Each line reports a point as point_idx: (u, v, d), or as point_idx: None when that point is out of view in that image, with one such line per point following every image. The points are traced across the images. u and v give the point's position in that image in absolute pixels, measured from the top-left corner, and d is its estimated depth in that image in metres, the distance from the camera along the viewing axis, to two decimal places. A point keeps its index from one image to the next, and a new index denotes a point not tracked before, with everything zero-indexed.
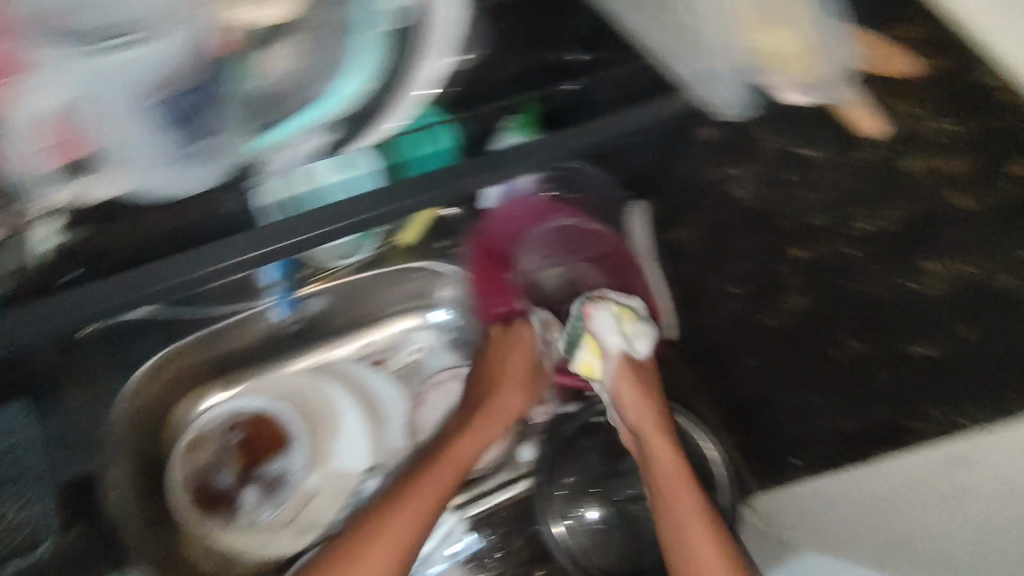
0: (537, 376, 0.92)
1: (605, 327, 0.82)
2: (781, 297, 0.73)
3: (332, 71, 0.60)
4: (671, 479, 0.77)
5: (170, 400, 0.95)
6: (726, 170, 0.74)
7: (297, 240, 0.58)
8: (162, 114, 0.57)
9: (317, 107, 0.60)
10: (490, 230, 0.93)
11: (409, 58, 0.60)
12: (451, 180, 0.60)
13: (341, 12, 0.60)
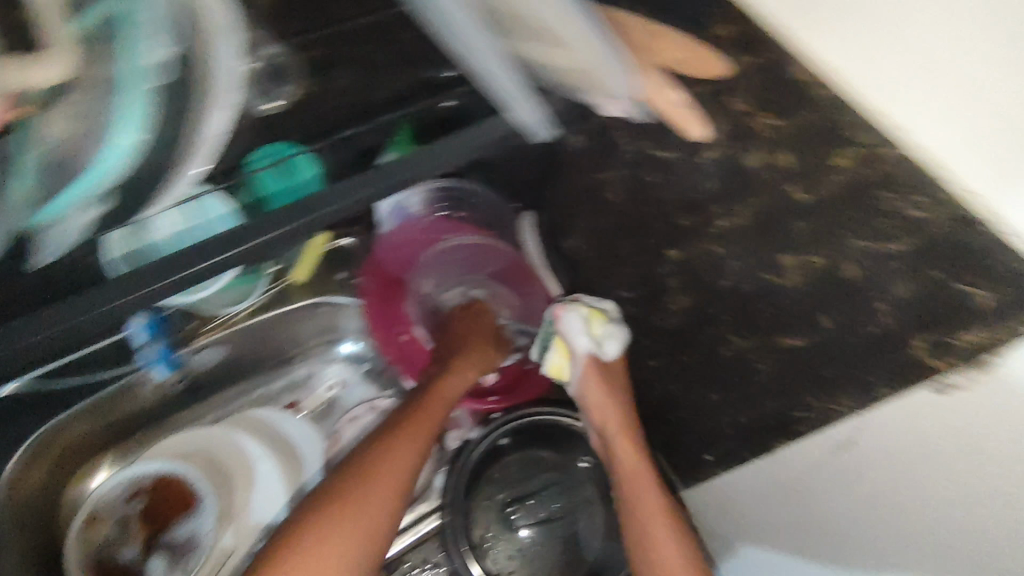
0: (497, 346, 0.88)
1: (573, 328, 0.78)
2: (666, 299, 0.70)
3: (103, 132, 0.52)
4: (633, 472, 0.74)
5: (63, 479, 0.89)
6: (598, 176, 0.71)
7: (114, 303, 0.49)
8: None
9: (91, 176, 0.52)
10: (384, 259, 0.90)
11: (190, 113, 0.53)
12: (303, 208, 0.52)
13: (107, 69, 0.53)
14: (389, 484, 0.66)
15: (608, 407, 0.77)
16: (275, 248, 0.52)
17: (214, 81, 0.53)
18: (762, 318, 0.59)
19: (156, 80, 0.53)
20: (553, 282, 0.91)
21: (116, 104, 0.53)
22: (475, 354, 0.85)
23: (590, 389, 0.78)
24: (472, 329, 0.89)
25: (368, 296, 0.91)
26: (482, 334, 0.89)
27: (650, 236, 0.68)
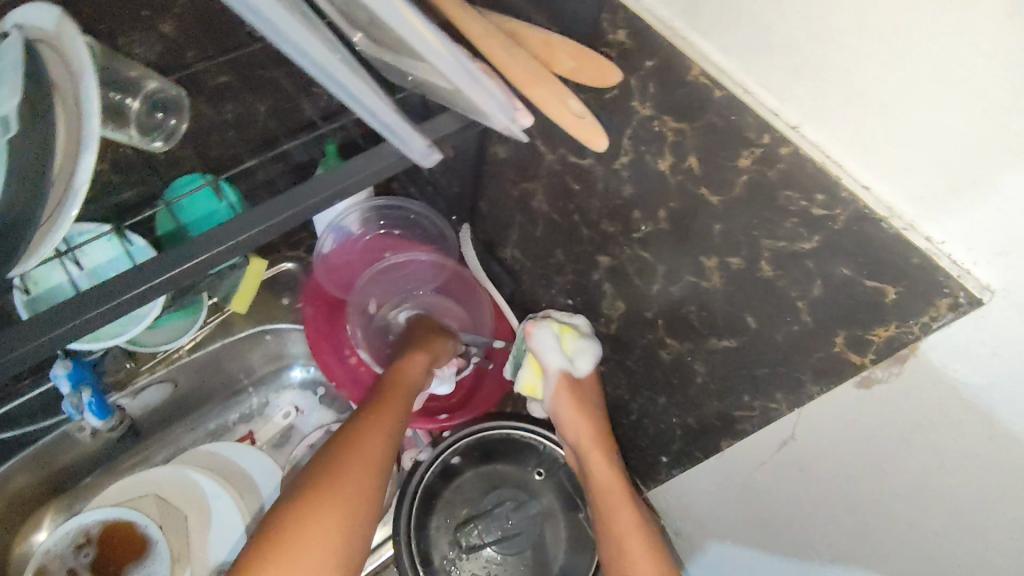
0: (449, 340, 0.84)
1: (544, 347, 0.74)
2: (601, 304, 0.69)
3: None
4: (607, 487, 0.73)
5: (7, 538, 0.85)
6: (523, 186, 0.70)
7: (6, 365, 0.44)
8: None
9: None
10: (323, 279, 0.89)
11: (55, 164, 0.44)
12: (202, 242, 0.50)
13: None
14: (365, 481, 0.62)
15: (582, 423, 0.74)
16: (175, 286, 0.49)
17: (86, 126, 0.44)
18: (694, 321, 0.58)
19: (9, 134, 0.43)
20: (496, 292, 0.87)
21: None
22: (429, 347, 0.80)
23: (564, 406, 0.75)
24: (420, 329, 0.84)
25: (308, 320, 0.89)
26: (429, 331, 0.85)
27: (580, 244, 0.66)
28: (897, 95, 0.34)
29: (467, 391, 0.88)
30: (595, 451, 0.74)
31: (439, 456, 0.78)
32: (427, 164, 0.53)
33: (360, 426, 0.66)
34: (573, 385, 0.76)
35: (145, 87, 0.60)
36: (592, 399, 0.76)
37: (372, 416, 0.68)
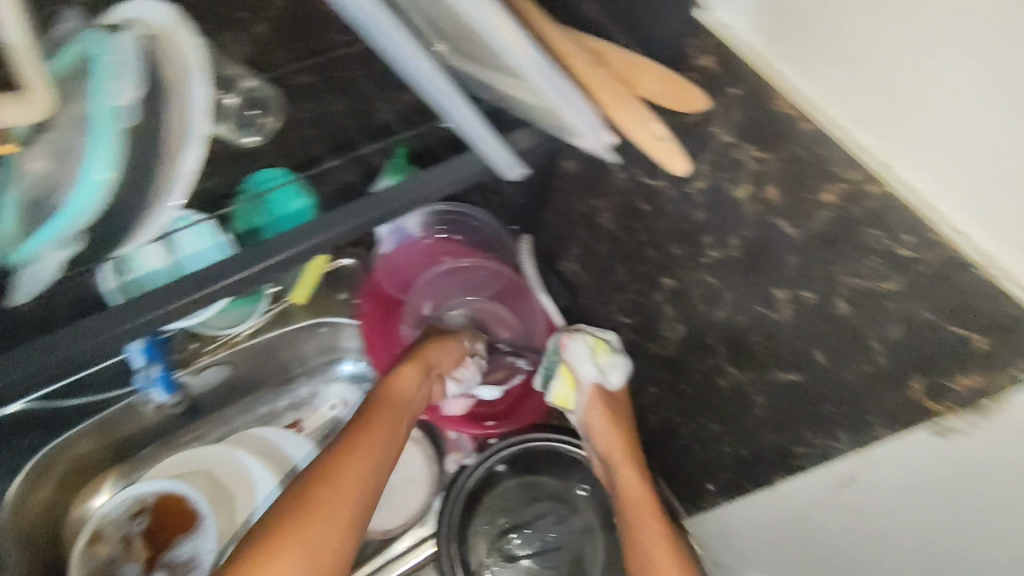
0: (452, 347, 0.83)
1: (580, 360, 0.76)
2: (660, 327, 0.69)
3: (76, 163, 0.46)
4: (637, 501, 0.73)
5: (68, 498, 0.89)
6: (591, 202, 0.70)
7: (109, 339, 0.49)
8: None
9: (54, 225, 0.48)
10: (382, 279, 0.89)
11: (167, 154, 0.47)
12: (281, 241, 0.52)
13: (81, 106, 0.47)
14: (341, 502, 0.61)
15: (615, 435, 0.75)
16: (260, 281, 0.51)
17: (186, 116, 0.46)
18: (757, 351, 0.57)
19: (120, 123, 0.45)
20: (550, 303, 0.88)
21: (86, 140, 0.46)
22: (425, 355, 0.79)
23: (595, 419, 0.76)
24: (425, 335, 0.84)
25: (367, 317, 0.90)
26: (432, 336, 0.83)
27: (643, 264, 0.66)
28: (976, 129, 0.34)
29: (513, 400, 0.89)
30: (627, 464, 0.75)
31: (487, 462, 0.79)
32: (515, 179, 0.54)
33: (350, 441, 0.66)
34: (606, 399, 0.76)
35: (240, 85, 0.66)
36: (624, 413, 0.77)
37: (359, 430, 0.68)
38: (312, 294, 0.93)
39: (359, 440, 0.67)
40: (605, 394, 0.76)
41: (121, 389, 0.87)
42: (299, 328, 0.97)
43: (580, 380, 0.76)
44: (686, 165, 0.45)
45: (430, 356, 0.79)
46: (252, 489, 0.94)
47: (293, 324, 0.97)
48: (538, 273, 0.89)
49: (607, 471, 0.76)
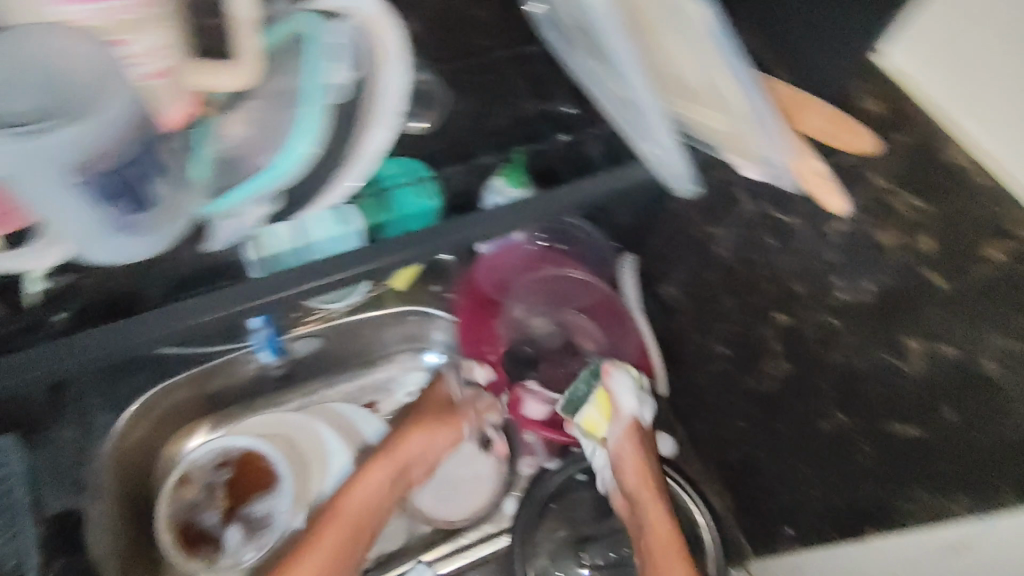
0: (447, 431, 0.89)
1: (623, 393, 0.80)
2: (762, 363, 0.69)
3: (283, 133, 0.58)
4: (660, 539, 0.74)
5: (163, 437, 0.95)
6: (707, 229, 0.70)
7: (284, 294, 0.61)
8: (92, 196, 0.48)
9: (254, 183, 0.58)
10: (479, 278, 0.91)
11: (358, 127, 0.59)
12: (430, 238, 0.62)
13: (289, 80, 0.58)
14: None
15: (644, 466, 0.78)
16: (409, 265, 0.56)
17: (374, 107, 0.58)
18: (871, 398, 0.56)
19: (329, 97, 0.58)
20: (644, 325, 0.89)
21: (296, 110, 0.58)
22: (408, 450, 0.87)
23: (627, 451, 0.78)
24: (425, 410, 0.90)
25: (462, 312, 0.92)
26: (433, 415, 0.90)
27: (755, 297, 0.66)
28: None
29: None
30: (654, 500, 0.76)
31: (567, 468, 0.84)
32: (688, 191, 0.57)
33: None
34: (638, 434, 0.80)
35: None
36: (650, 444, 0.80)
37: (306, 544, 0.79)
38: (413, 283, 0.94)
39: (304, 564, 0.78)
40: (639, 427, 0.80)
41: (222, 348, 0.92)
42: (393, 312, 0.98)
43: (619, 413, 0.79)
44: (845, 206, 0.45)
45: (412, 451, 0.87)
46: (327, 461, 0.98)
47: (384, 308, 0.98)
48: (636, 294, 0.90)
49: (631, 507, 0.78)
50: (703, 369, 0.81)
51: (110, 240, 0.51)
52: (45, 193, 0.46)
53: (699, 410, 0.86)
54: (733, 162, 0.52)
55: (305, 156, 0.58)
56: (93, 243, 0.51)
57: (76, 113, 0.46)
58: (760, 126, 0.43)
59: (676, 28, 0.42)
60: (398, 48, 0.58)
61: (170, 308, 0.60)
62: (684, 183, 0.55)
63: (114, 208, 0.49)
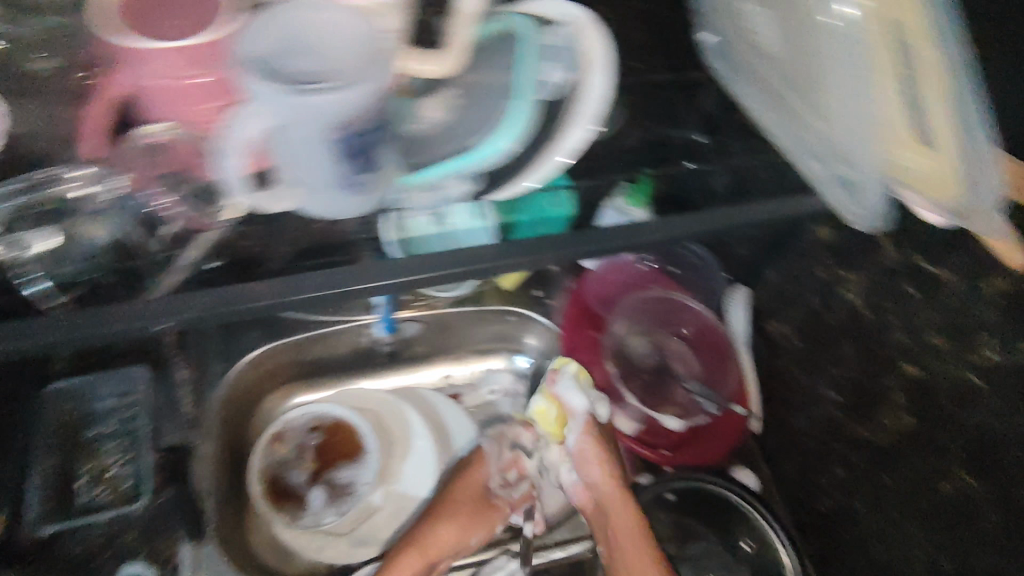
0: (477, 527, 0.81)
1: (569, 390, 0.82)
2: (879, 412, 0.68)
3: (490, 127, 0.60)
4: (628, 539, 0.74)
5: (264, 392, 0.99)
6: (836, 271, 0.71)
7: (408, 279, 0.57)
8: (333, 152, 0.53)
9: (457, 162, 0.60)
10: (586, 289, 0.93)
11: (551, 128, 0.61)
12: (564, 244, 0.58)
13: (504, 80, 0.62)
14: None
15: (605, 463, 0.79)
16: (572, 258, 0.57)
17: (576, 109, 0.59)
18: (1010, 465, 0.54)
19: (540, 95, 0.61)
20: (745, 359, 0.89)
21: (506, 107, 0.60)
22: (439, 542, 0.78)
23: (589, 447, 0.80)
24: (462, 497, 0.81)
25: (567, 319, 0.92)
26: (471, 507, 0.81)
27: (884, 345, 0.66)
28: None
29: (678, 439, 0.87)
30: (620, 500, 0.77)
31: (660, 486, 0.80)
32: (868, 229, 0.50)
33: None
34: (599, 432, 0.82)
35: None
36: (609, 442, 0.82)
37: None
38: (521, 285, 0.97)
39: None
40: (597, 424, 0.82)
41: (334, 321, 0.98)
42: (494, 311, 1.02)
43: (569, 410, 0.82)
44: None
45: (442, 543, 0.78)
46: (411, 441, 0.97)
47: (484, 305, 1.01)
48: (741, 329, 0.90)
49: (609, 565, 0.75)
50: (808, 412, 0.80)
51: (329, 197, 0.57)
52: (308, 143, 0.53)
53: (789, 452, 0.84)
54: (918, 205, 0.48)
55: (500, 151, 0.60)
56: (314, 196, 0.57)
57: (339, 79, 0.51)
58: (977, 161, 0.43)
59: (897, 60, 0.45)
60: (603, 62, 0.61)
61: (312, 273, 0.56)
62: (872, 227, 0.49)
63: (342, 166, 0.54)
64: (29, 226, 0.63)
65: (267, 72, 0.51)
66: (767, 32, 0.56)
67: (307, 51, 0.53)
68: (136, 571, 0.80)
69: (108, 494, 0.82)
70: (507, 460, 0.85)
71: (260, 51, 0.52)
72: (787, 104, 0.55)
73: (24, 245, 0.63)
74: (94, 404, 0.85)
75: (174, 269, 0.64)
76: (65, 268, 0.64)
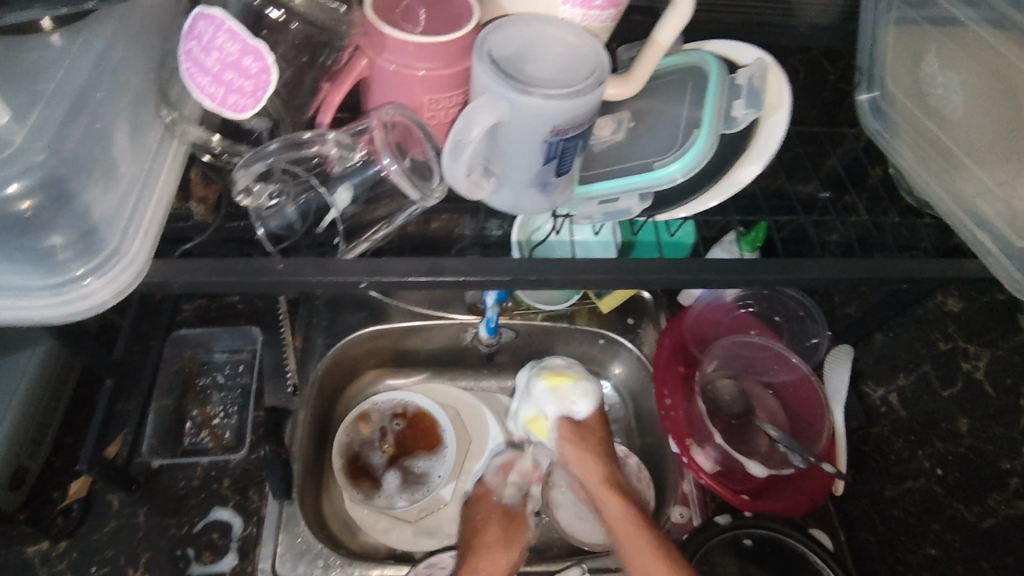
0: (515, 547, 0.79)
1: (542, 397, 0.81)
2: (989, 494, 0.68)
3: (663, 151, 0.50)
4: (628, 541, 0.72)
5: (358, 371, 1.01)
6: (964, 345, 0.71)
7: (580, 279, 0.50)
8: (547, 156, 0.43)
9: (634, 180, 0.50)
10: (686, 323, 0.92)
11: (719, 165, 0.51)
12: (749, 269, 0.52)
13: (675, 107, 0.52)
14: None
15: (588, 465, 0.76)
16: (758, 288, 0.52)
17: (749, 150, 0.50)
18: None
19: (724, 127, 0.49)
20: (838, 417, 0.85)
21: (683, 138, 0.49)
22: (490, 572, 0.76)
23: (568, 450, 0.77)
24: (487, 525, 0.81)
25: (661, 349, 0.91)
26: (498, 528, 0.80)
27: (1009, 429, 0.66)
28: None
29: (757, 487, 0.83)
30: (611, 497, 0.75)
31: (736, 529, 0.79)
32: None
33: None
34: (576, 431, 0.78)
35: None
36: (597, 436, 0.79)
37: None
38: (622, 306, 0.95)
39: None
40: (575, 424, 0.79)
41: (434, 314, 0.98)
42: (588, 331, 0.99)
43: (547, 414, 0.80)
44: None
45: None
46: (486, 445, 0.97)
47: (576, 325, 0.99)
48: (836, 387, 0.87)
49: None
50: (907, 484, 0.77)
51: (526, 192, 0.46)
52: (525, 143, 0.43)
53: (872, 521, 0.81)
54: None
55: (670, 180, 0.49)
56: (508, 193, 0.47)
57: (579, 82, 0.41)
58: None
59: None
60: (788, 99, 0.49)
61: (467, 262, 0.49)
62: None
63: (549, 169, 0.44)
64: (273, 183, 0.52)
65: (497, 62, 0.42)
66: (945, 92, 0.55)
67: (538, 42, 0.44)
68: (227, 517, 0.83)
69: (216, 444, 0.89)
70: (500, 471, 0.87)
71: (502, 39, 0.43)
72: (945, 164, 0.54)
73: (267, 199, 0.52)
74: (211, 355, 0.95)
75: (367, 237, 0.54)
76: (273, 217, 0.52)
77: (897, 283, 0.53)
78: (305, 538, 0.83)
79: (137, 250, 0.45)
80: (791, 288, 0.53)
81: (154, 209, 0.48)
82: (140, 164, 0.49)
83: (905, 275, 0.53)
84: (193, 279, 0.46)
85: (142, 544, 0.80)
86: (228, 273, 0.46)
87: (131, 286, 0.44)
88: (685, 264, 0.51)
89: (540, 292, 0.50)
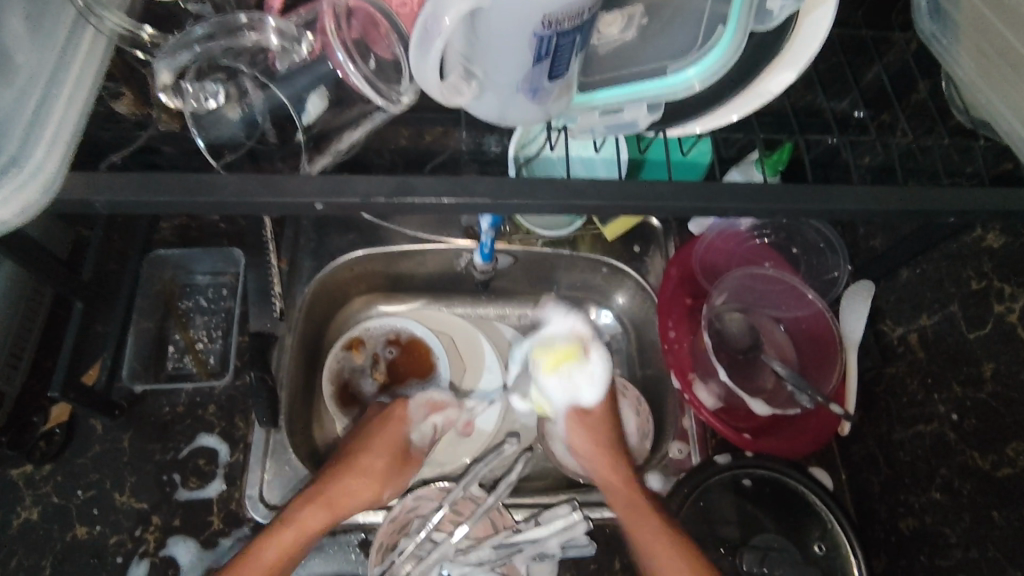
0: (390, 483, 0.76)
1: (549, 382, 0.78)
2: (1007, 445, 0.63)
3: (680, 53, 0.43)
4: (630, 513, 0.71)
5: (350, 294, 0.96)
6: (1001, 285, 0.64)
7: (582, 206, 0.43)
8: (538, 47, 0.36)
9: (647, 87, 0.43)
10: (698, 252, 0.86)
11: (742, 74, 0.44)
12: (777, 197, 0.45)
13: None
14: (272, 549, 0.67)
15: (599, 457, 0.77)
16: (781, 219, 0.46)
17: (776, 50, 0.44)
18: None
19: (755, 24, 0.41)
20: (850, 354, 0.80)
21: (704, 36, 0.42)
22: (351, 498, 0.72)
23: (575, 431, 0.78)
24: (378, 452, 0.76)
25: (666, 279, 0.85)
26: (390, 463, 0.76)
27: None
28: None
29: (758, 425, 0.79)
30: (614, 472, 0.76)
31: (736, 469, 0.76)
32: None
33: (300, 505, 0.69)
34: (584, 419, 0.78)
35: None
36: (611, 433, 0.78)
37: (316, 497, 0.70)
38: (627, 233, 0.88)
39: (330, 491, 0.72)
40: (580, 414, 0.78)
41: (426, 237, 0.92)
42: (592, 259, 0.93)
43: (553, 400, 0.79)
44: None
45: (352, 501, 0.72)
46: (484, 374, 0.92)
47: (579, 252, 0.92)
48: (848, 323, 0.82)
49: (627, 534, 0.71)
50: (920, 428, 0.73)
51: (512, 98, 0.40)
52: (510, 32, 0.35)
53: (876, 462, 0.79)
54: None
55: (687, 87, 0.42)
56: (493, 99, 0.40)
57: None
58: None
59: None
60: None
61: (446, 178, 0.43)
62: None
63: (540, 67, 0.37)
64: (213, 80, 0.47)
65: None
66: None
67: None
68: (214, 444, 0.81)
69: (199, 368, 0.86)
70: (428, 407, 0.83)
71: None
72: (1015, 77, 0.45)
73: (206, 98, 0.47)
74: (193, 277, 0.91)
75: (333, 150, 0.48)
76: (219, 125, 0.47)
77: (942, 214, 0.46)
78: (294, 466, 0.80)
79: (42, 160, 0.39)
80: (822, 220, 0.46)
81: (64, 112, 0.42)
82: (44, 56, 0.43)
83: (949, 206, 0.46)
84: (125, 196, 0.39)
85: (127, 468, 0.79)
86: (169, 192, 0.40)
87: (40, 206, 0.39)
88: (702, 191, 0.44)
89: (530, 213, 0.44)
